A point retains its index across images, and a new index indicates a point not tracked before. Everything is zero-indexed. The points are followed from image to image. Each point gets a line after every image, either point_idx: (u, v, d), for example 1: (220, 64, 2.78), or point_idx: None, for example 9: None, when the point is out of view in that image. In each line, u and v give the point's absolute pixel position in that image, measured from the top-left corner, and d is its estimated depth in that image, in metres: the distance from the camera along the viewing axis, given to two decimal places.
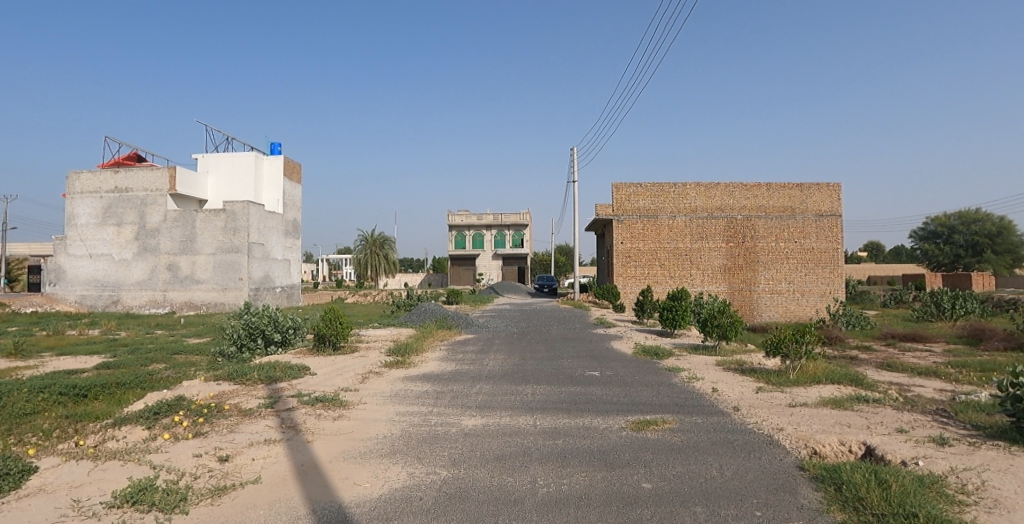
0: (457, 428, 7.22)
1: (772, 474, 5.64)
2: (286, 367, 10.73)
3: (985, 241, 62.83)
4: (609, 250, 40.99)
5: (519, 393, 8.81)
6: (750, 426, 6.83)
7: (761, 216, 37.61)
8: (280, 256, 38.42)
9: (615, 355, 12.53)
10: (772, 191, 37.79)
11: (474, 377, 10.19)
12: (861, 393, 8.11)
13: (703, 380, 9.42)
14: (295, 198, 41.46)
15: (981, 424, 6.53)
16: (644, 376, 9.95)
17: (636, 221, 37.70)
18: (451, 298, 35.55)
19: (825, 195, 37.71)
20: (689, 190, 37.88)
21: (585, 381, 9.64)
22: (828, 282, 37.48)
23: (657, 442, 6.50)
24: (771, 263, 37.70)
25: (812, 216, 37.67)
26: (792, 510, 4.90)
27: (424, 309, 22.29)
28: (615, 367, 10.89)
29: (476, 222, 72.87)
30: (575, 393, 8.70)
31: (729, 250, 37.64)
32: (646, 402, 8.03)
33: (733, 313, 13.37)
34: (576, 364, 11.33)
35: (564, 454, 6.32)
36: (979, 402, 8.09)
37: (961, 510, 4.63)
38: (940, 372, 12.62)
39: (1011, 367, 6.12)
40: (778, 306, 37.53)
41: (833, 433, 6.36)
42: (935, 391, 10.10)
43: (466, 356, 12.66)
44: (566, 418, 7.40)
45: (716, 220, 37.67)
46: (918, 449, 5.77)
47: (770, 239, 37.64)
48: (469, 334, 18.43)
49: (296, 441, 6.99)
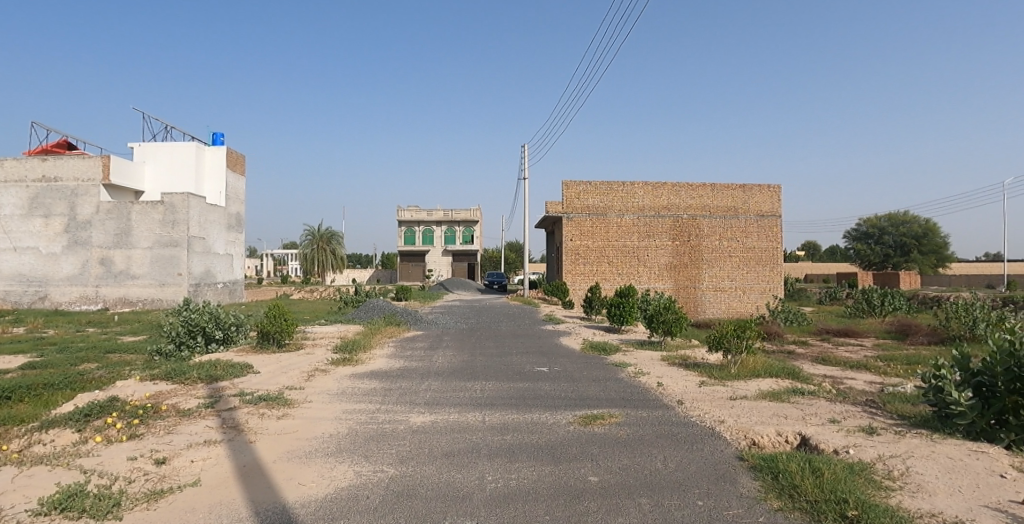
0: (404, 425, 6.97)
1: (713, 465, 5.81)
2: (228, 365, 10.36)
3: (911, 242, 66.49)
4: (559, 248, 40.94)
5: (467, 389, 8.58)
6: (693, 419, 6.87)
7: (706, 215, 38.72)
8: (222, 251, 37.25)
9: (563, 351, 12.60)
10: (716, 191, 38.95)
11: (423, 373, 10.08)
12: (798, 386, 8.38)
13: (648, 375, 9.55)
14: (239, 191, 40.50)
15: (907, 414, 6.82)
16: (591, 371, 10.05)
17: (585, 218, 37.82)
18: (400, 295, 35.21)
19: (767, 196, 39.32)
20: (637, 189, 38.42)
21: (533, 376, 9.65)
22: (768, 280, 39.10)
23: (603, 436, 6.43)
24: (715, 261, 38.79)
25: (753, 217, 39.17)
26: (731, 498, 5.30)
27: (373, 305, 22.01)
28: (563, 362, 10.99)
29: (426, 218, 72.21)
30: (523, 389, 8.57)
31: (675, 248, 38.46)
32: (591, 396, 7.98)
33: (678, 309, 13.60)
34: (524, 360, 11.36)
35: (512, 448, 6.28)
36: (904, 392, 8.51)
37: (886, 495, 5.11)
38: (869, 365, 13.27)
39: (932, 360, 6.43)
40: (720, 304, 38.71)
41: (771, 424, 6.48)
42: (865, 383, 10.56)
43: (415, 353, 12.56)
44: (515, 413, 7.19)
45: (664, 219, 38.41)
46: (849, 438, 5.98)
47: (714, 238, 38.78)
48: (418, 330, 18.25)
49: (238, 441, 6.77)
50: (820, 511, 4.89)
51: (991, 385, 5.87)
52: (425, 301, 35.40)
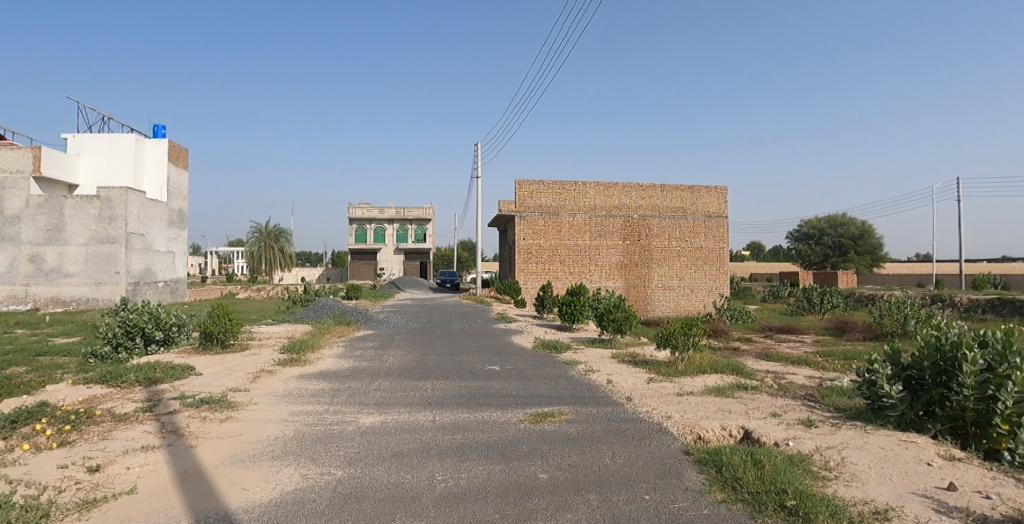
0: (353, 426, 6.83)
1: (660, 459, 5.91)
2: (168, 367, 9.95)
3: (849, 243, 69.50)
4: (511, 247, 40.65)
5: (418, 389, 8.43)
6: (640, 415, 6.96)
7: (655, 216, 39.44)
8: (163, 249, 35.96)
9: (515, 350, 12.62)
10: (666, 192, 39.73)
11: (373, 373, 9.88)
12: (741, 381, 8.59)
13: (599, 373, 9.63)
14: (181, 186, 39.09)
15: (842, 406, 7.15)
16: (542, 369, 10.07)
17: (538, 218, 37.52)
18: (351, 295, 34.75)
19: (713, 197, 40.50)
20: (589, 189, 38.55)
21: (484, 375, 9.59)
22: (715, 279, 40.25)
23: (552, 433, 6.44)
24: (664, 261, 39.62)
25: (701, 217, 40.20)
26: (678, 492, 5.40)
27: (322, 305, 21.56)
28: (514, 361, 10.99)
29: (378, 216, 71.11)
30: (474, 388, 8.49)
31: (626, 248, 38.83)
32: (543, 394, 7.99)
33: (628, 307, 13.80)
34: (475, 359, 11.32)
35: (463, 448, 6.23)
36: (841, 386, 8.86)
37: (823, 485, 5.33)
38: (809, 360, 13.81)
39: (866, 356, 6.78)
40: (669, 302, 39.58)
41: (715, 419, 6.64)
42: (805, 378, 10.97)
43: (365, 353, 12.35)
44: (465, 412, 7.13)
45: (615, 219, 38.75)
46: (789, 430, 6.18)
47: (663, 238, 39.60)
48: (368, 330, 17.97)
49: (178, 446, 6.51)
50: (762, 503, 5.06)
51: (919, 378, 6.30)
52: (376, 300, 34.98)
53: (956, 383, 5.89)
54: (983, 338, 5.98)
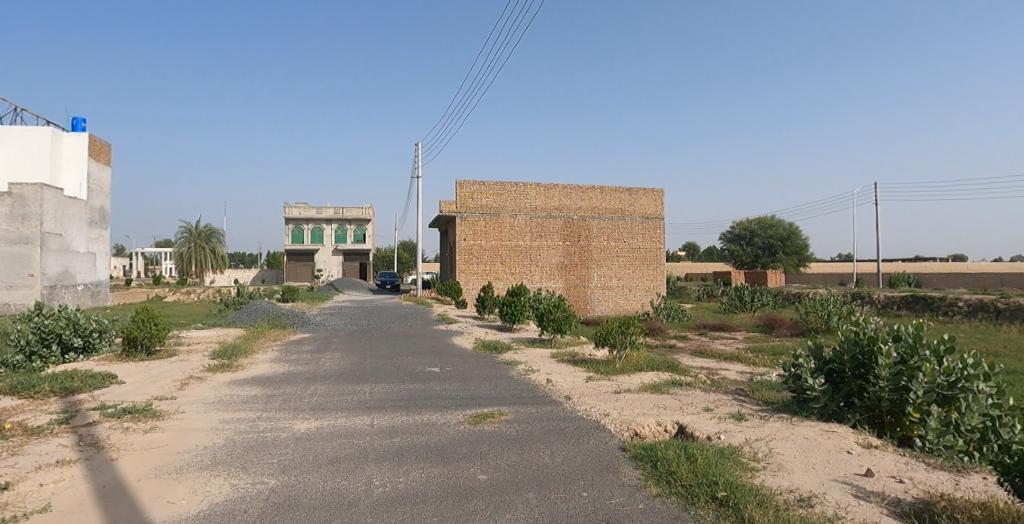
0: (287, 433, 6.63)
1: (597, 456, 5.99)
2: (87, 376, 9.39)
3: (777, 244, 72.88)
4: (451, 247, 40.11)
5: (355, 392, 8.23)
6: (579, 413, 7.04)
7: (594, 217, 39.98)
8: (83, 250, 34.08)
9: (455, 351, 12.57)
10: (605, 194, 40.36)
11: (309, 378, 9.60)
12: (676, 378, 8.81)
13: (538, 372, 9.69)
14: (102, 183, 36.69)
15: (770, 399, 7.45)
16: (482, 370, 10.03)
17: (478, 218, 37.33)
18: (287, 297, 33.71)
19: (650, 199, 41.44)
20: (529, 190, 38.69)
21: (423, 377, 9.46)
22: (651, 279, 41.28)
23: (492, 434, 6.43)
24: (603, 261, 40.27)
25: (638, 219, 41.10)
26: (614, 487, 5.48)
27: (256, 308, 20.88)
28: (454, 362, 10.93)
29: (315, 216, 68.96)
30: (413, 390, 8.35)
31: (566, 248, 39.32)
32: (483, 394, 7.95)
33: (568, 307, 13.96)
34: (415, 361, 11.18)
35: (402, 451, 6.12)
36: (769, 381, 9.24)
37: (752, 475, 5.53)
38: (740, 356, 14.40)
39: (792, 351, 7.10)
40: (608, 301, 40.18)
41: (651, 415, 6.78)
42: (736, 373, 11.41)
43: (302, 357, 12.02)
44: (404, 414, 7.03)
45: (554, 220, 39.05)
46: (720, 424, 6.38)
47: (602, 239, 40.24)
48: (305, 333, 17.52)
49: (97, 459, 6.13)
50: (694, 496, 5.20)
51: (840, 371, 6.66)
52: (312, 301, 34.14)
53: (873, 375, 6.27)
54: (897, 332, 6.36)
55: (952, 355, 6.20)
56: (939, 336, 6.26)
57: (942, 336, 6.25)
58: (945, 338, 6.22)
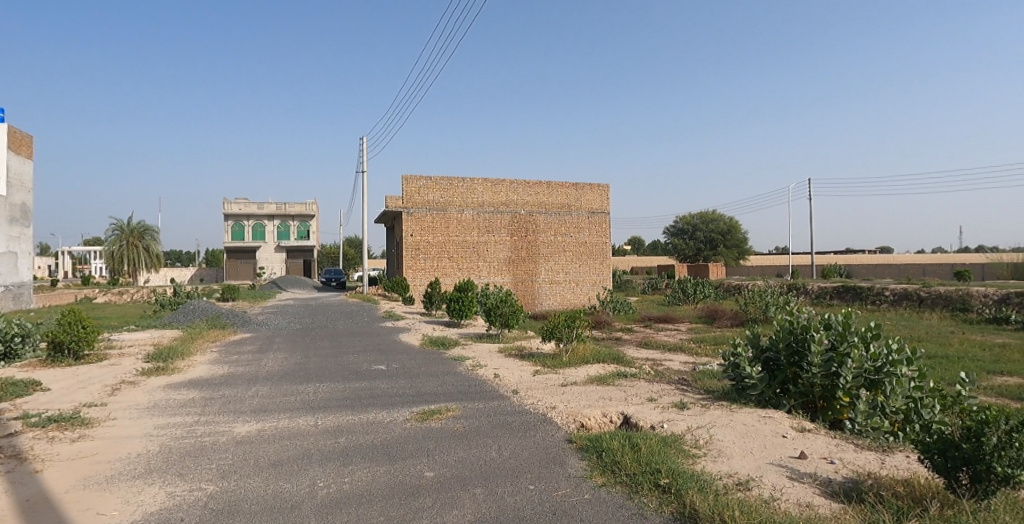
0: (227, 436, 6.42)
1: (544, 449, 6.05)
2: (7, 384, 8.83)
3: (718, 237, 75.28)
4: (397, 244, 38.19)
5: (299, 393, 8.04)
6: (526, 407, 7.08)
7: (542, 212, 38.65)
8: (3, 249, 31.86)
9: (402, 348, 12.44)
10: (552, 189, 39.11)
11: (250, 379, 9.32)
12: (622, 370, 8.99)
13: (486, 367, 9.73)
14: (23, 177, 34.22)
15: (711, 388, 7.67)
16: (429, 366, 9.98)
17: (424, 214, 35.54)
18: (227, 296, 32.44)
19: (597, 195, 40.35)
20: (477, 185, 37.03)
21: (369, 375, 9.33)
22: (598, 273, 40.24)
23: (439, 430, 6.40)
24: (551, 255, 39.02)
25: (585, 213, 39.96)
26: (560, 479, 5.54)
27: (194, 308, 20.12)
28: (401, 359, 10.83)
29: (256, 212, 66.54)
30: (358, 389, 8.20)
31: (513, 244, 37.84)
32: (429, 391, 7.91)
33: (515, 302, 14.09)
34: (361, 359, 11.02)
35: (347, 451, 6.02)
36: (711, 370, 9.56)
37: (694, 462, 5.70)
38: (684, 346, 14.90)
39: (731, 340, 7.35)
40: (556, 296, 39.11)
41: (597, 406, 6.89)
42: (679, 363, 11.77)
43: (242, 358, 11.65)
44: (350, 414, 6.91)
45: (502, 215, 37.50)
46: (664, 413, 6.54)
47: (550, 234, 38.95)
48: (246, 333, 17.00)
49: (19, 472, 5.77)
50: (637, 484, 5.33)
51: (776, 359, 6.93)
52: (254, 300, 33.08)
53: (806, 362, 6.56)
54: (828, 321, 6.64)
55: (878, 341, 6.51)
56: (866, 323, 6.55)
57: (869, 323, 6.55)
58: (871, 325, 6.53)
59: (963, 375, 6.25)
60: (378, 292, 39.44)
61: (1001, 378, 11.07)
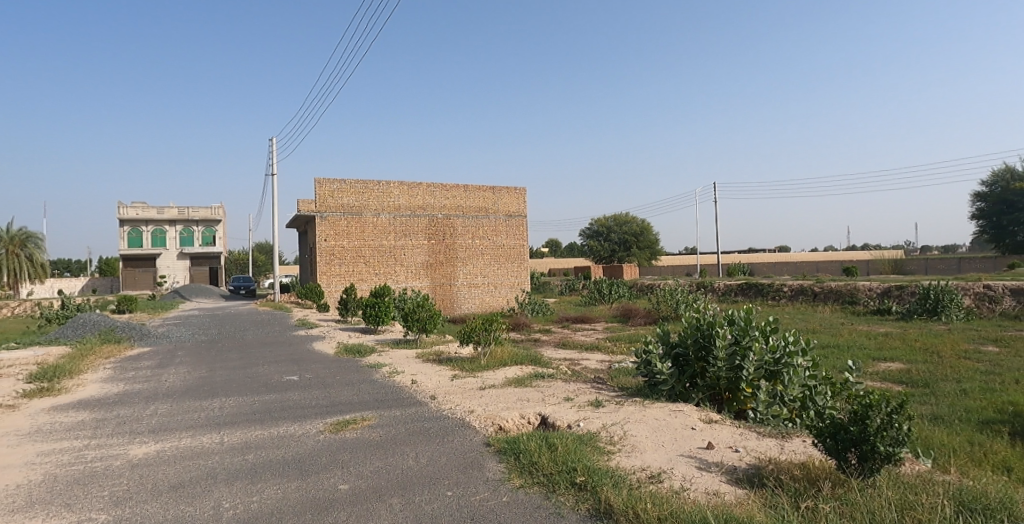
0: (122, 460, 5.98)
1: (462, 454, 6.04)
2: None
3: (632, 239, 78.28)
4: (310, 249, 36.67)
5: (203, 409, 7.63)
6: (444, 412, 7.05)
7: (459, 215, 38.46)
8: None
9: (315, 357, 12.08)
10: (469, 192, 38.88)
11: (148, 396, 8.74)
12: (539, 371, 9.10)
13: (403, 374, 9.58)
14: None
15: (625, 385, 7.94)
16: (344, 375, 9.71)
17: (339, 217, 34.38)
18: (122, 308, 29.97)
19: (514, 198, 40.55)
20: (393, 188, 36.29)
21: (281, 386, 8.98)
22: (516, 275, 40.50)
23: (354, 441, 6.26)
24: (469, 259, 38.85)
25: (502, 217, 40.15)
26: (478, 483, 5.53)
27: (84, 322, 18.67)
28: (315, 369, 10.48)
29: (156, 217, 62.27)
30: (269, 401, 7.88)
31: (431, 248, 37.34)
32: (344, 400, 7.70)
33: (433, 306, 14.01)
34: (272, 370, 10.59)
35: (256, 468, 5.74)
36: (626, 368, 9.89)
37: (609, 458, 5.86)
38: (600, 346, 15.37)
39: (643, 338, 7.65)
40: (474, 299, 38.95)
41: (515, 408, 6.97)
42: (596, 362, 12.11)
43: (140, 374, 10.88)
44: (258, 429, 6.62)
45: (419, 219, 36.98)
46: (579, 412, 6.69)
47: (468, 237, 38.80)
48: (145, 347, 15.88)
49: None
50: (553, 482, 5.43)
51: (684, 355, 7.29)
52: (154, 311, 30.89)
53: (712, 356, 6.94)
54: (731, 317, 7.04)
55: (776, 334, 6.95)
56: (766, 318, 6.98)
57: (768, 318, 6.98)
58: (770, 320, 6.96)
59: (851, 363, 6.73)
60: (291, 299, 37.72)
61: (884, 364, 12.12)
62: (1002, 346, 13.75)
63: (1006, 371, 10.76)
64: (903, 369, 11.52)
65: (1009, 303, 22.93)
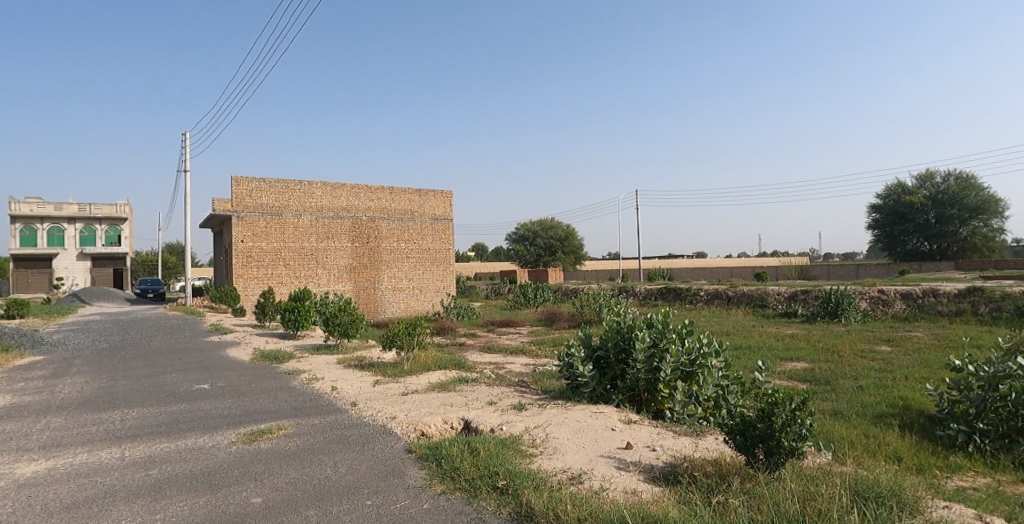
0: (7, 481, 5.51)
1: (382, 461, 5.95)
2: None
3: (557, 244, 80.23)
4: (226, 251, 34.93)
5: (104, 422, 7.16)
6: (364, 419, 6.95)
7: (384, 218, 37.84)
8: None
9: (229, 364, 11.58)
10: (394, 194, 38.41)
11: (40, 410, 8.11)
12: (463, 375, 9.13)
13: (323, 380, 9.36)
14: None
15: (548, 388, 8.08)
16: (261, 383, 9.37)
17: (258, 218, 32.96)
18: (13, 311, 27.50)
19: (439, 201, 40.41)
20: (315, 189, 35.18)
21: (190, 396, 8.56)
22: (442, 279, 40.28)
23: (269, 451, 6.05)
24: (394, 262, 38.31)
25: (428, 220, 39.85)
26: (398, 491, 5.45)
27: None
28: (229, 377, 10.05)
29: (51, 214, 57.61)
30: (178, 412, 7.50)
31: (354, 250, 36.50)
32: (259, 409, 7.45)
33: (354, 311, 13.76)
34: (181, 379, 10.05)
35: (161, 483, 5.42)
36: (550, 371, 10.07)
37: (531, 460, 5.94)
38: (524, 349, 15.58)
39: (566, 341, 7.81)
40: (399, 303, 38.43)
41: (437, 413, 6.95)
42: (521, 365, 12.28)
43: (31, 385, 10.05)
44: (164, 442, 6.27)
45: (342, 220, 36.07)
46: (502, 416, 6.76)
47: (392, 240, 38.23)
48: (36, 356, 14.68)
49: None
50: (475, 487, 5.45)
51: (605, 357, 7.51)
52: (50, 316, 28.54)
53: (632, 359, 7.18)
54: (649, 320, 7.31)
55: (691, 336, 7.23)
56: (682, 321, 7.25)
57: (684, 320, 7.25)
58: (686, 322, 7.23)
59: (760, 363, 7.07)
60: (204, 304, 35.82)
61: (791, 363, 12.91)
62: (893, 345, 14.98)
63: (897, 368, 11.73)
64: (807, 368, 12.32)
65: (900, 306, 24.84)
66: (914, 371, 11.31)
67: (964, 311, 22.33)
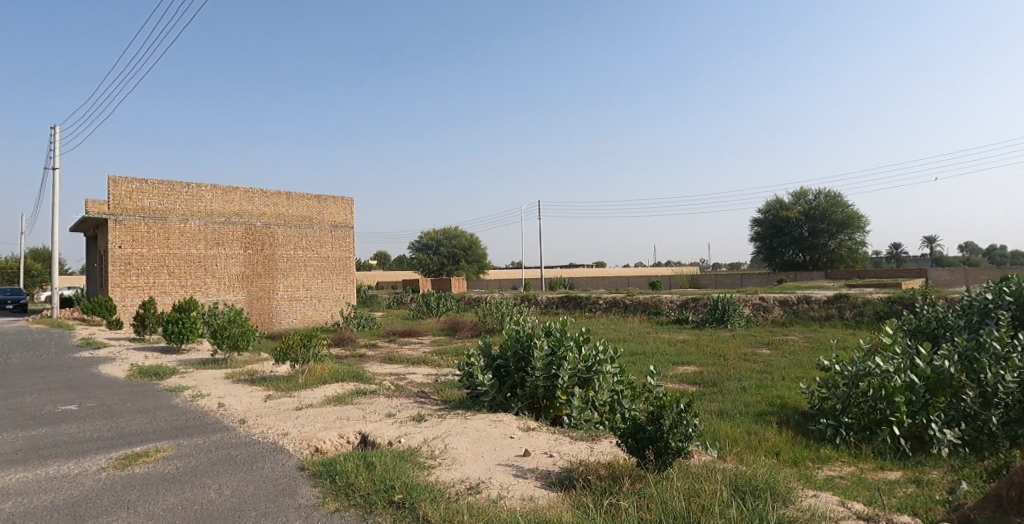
0: None
1: (273, 480, 5.75)
2: None
3: (460, 252, 80.88)
4: (101, 257, 32.02)
5: None
6: (254, 436, 6.71)
7: (280, 224, 36.35)
8: None
9: (100, 382, 10.70)
10: (292, 200, 37.05)
11: None
12: (360, 387, 9.01)
13: (209, 397, 8.91)
14: None
15: (449, 398, 8.15)
16: (138, 401, 8.77)
17: (138, 222, 30.47)
18: None
19: (340, 208, 39.42)
20: (205, 191, 33.14)
21: (54, 418, 7.87)
22: (342, 288, 39.14)
23: (145, 476, 5.69)
24: (290, 270, 36.85)
25: (327, 227, 38.71)
26: (288, 511, 5.26)
27: None
28: (101, 396, 9.33)
29: None
30: (39, 438, 6.87)
31: (247, 258, 34.74)
32: (135, 431, 6.97)
33: (245, 322, 13.22)
34: (42, 400, 9.18)
35: (14, 518, 4.93)
36: (451, 381, 10.15)
37: (429, 472, 5.95)
38: (427, 359, 15.54)
39: (467, 350, 7.91)
40: (296, 313, 36.91)
41: (333, 428, 6.82)
42: (422, 376, 12.25)
43: None
44: (20, 473, 5.72)
45: (234, 226, 34.19)
46: (401, 427, 6.74)
47: (289, 247, 36.79)
48: None
49: None
50: (368, 502, 5.39)
51: (506, 366, 7.68)
52: None
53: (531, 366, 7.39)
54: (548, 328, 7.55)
55: (588, 343, 7.51)
56: (579, 329, 7.53)
57: (581, 328, 7.53)
58: (583, 330, 7.50)
59: (652, 368, 7.45)
60: (73, 316, 32.60)
61: (683, 367, 13.72)
62: (772, 348, 16.30)
63: (775, 369, 12.78)
64: (697, 371, 13.14)
65: (778, 312, 26.99)
66: (790, 371, 12.38)
67: (832, 315, 24.68)
